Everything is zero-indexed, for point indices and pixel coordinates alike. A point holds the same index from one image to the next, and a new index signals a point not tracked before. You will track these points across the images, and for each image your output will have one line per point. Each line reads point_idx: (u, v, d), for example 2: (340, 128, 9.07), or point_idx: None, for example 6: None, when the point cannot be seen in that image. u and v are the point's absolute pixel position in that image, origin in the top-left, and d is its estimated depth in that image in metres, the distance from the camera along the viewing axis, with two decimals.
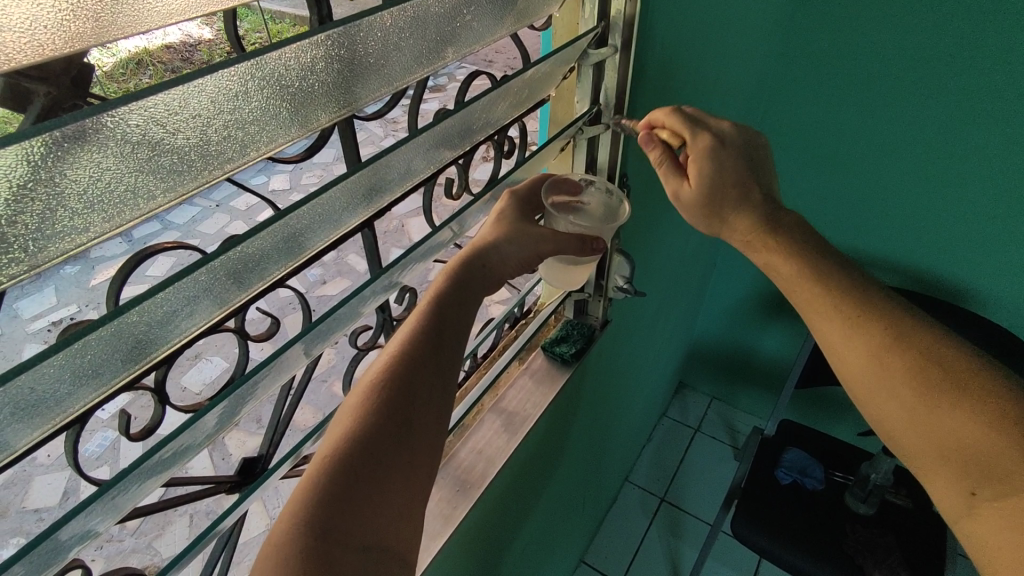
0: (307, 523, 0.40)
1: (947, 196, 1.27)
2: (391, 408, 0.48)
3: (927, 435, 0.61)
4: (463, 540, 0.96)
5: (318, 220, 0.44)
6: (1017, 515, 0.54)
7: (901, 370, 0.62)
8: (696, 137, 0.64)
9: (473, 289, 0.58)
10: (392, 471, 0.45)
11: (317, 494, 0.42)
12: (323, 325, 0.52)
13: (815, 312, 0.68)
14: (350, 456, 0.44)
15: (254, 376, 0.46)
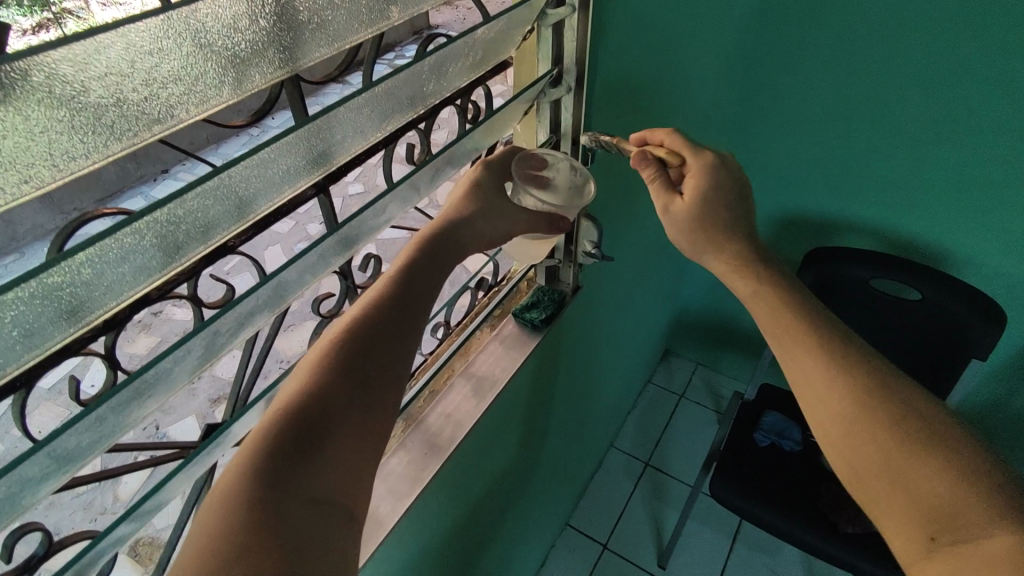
0: (252, 475, 0.42)
1: (924, 157, 1.26)
2: (346, 372, 0.48)
3: (862, 428, 0.64)
4: (442, 504, 0.98)
5: (264, 184, 0.44)
6: (963, 561, 0.54)
7: (869, 412, 0.63)
8: (670, 200, 0.72)
9: (444, 257, 0.59)
10: (343, 432, 0.46)
11: (264, 451, 0.43)
12: (280, 285, 0.52)
13: (765, 315, 0.72)
14: (301, 412, 0.45)
15: (204, 337, 0.47)
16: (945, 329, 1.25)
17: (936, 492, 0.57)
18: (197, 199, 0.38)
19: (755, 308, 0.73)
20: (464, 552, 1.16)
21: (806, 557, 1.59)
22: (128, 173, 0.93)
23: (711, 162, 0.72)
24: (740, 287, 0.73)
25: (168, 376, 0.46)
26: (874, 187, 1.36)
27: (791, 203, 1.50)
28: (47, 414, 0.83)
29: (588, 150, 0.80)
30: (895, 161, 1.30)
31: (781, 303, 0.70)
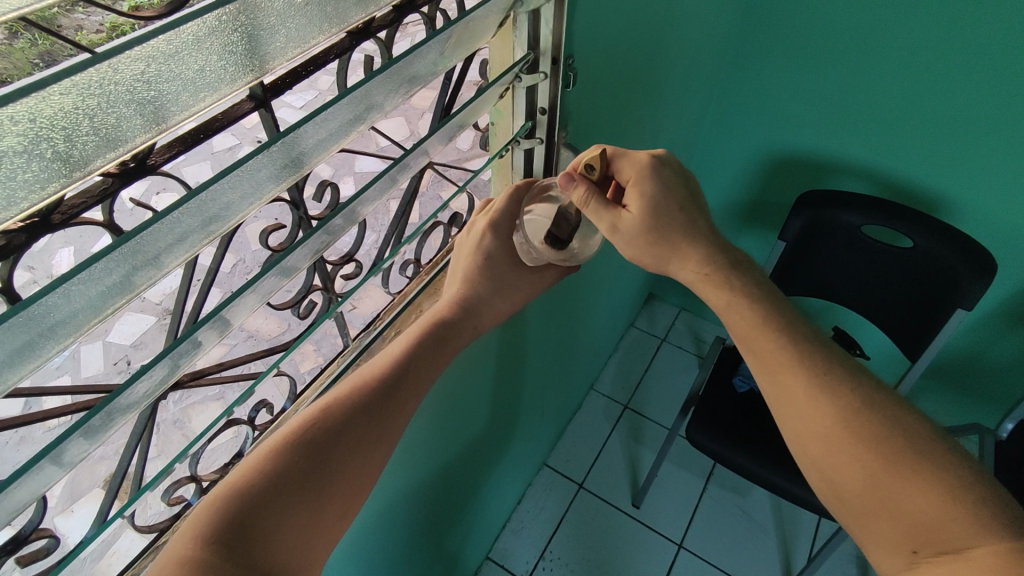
0: (200, 537, 0.50)
1: (930, 99, 1.18)
2: (305, 459, 0.56)
3: (814, 425, 0.63)
4: (411, 446, 0.96)
5: (178, 86, 0.36)
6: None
7: (836, 424, 0.62)
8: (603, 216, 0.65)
9: (410, 356, 0.67)
10: (289, 509, 0.54)
11: (217, 516, 0.51)
12: (218, 209, 0.46)
13: (734, 319, 0.68)
14: (259, 485, 0.53)
15: (120, 265, 0.41)
16: (937, 279, 1.21)
17: (916, 506, 0.58)
18: (75, 97, 0.31)
19: (699, 290, 0.69)
20: (438, 492, 1.16)
21: (775, 499, 1.62)
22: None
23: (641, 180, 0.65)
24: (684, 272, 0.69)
25: (82, 306, 0.40)
26: (874, 130, 1.28)
27: (786, 145, 1.43)
28: None
29: (570, 70, 0.70)
30: (896, 104, 1.22)
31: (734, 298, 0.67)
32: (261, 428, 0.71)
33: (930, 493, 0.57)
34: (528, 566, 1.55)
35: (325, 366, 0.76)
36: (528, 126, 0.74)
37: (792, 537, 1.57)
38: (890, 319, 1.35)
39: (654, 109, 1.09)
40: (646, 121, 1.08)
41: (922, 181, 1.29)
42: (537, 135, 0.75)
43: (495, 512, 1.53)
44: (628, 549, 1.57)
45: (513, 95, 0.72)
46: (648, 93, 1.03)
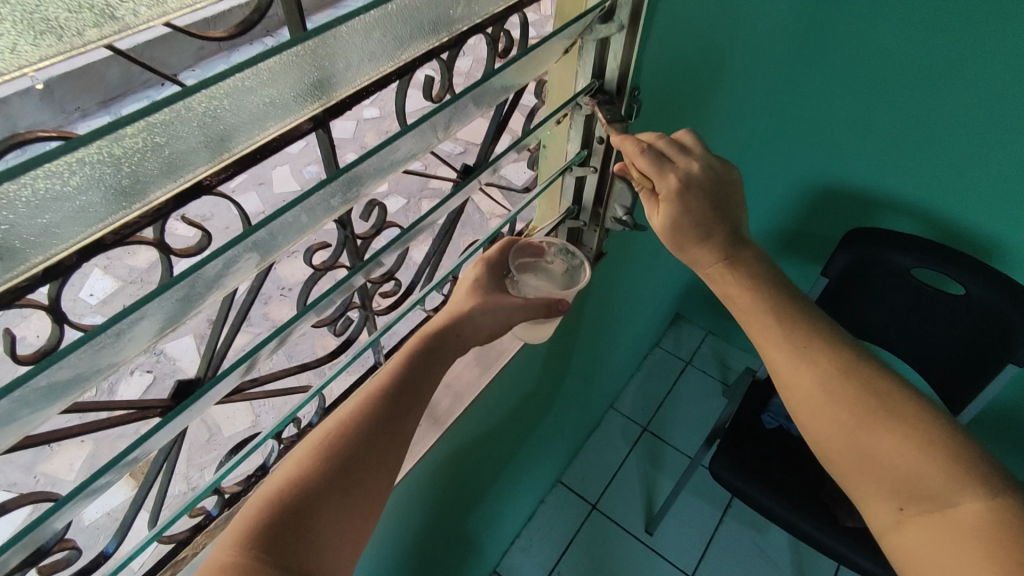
0: (235, 547, 0.46)
1: (995, 146, 1.12)
2: (337, 456, 0.52)
3: (860, 454, 0.61)
4: (433, 468, 0.94)
5: (246, 116, 0.35)
6: (936, 528, 0.55)
7: (830, 380, 0.62)
8: (663, 176, 0.62)
9: (441, 351, 0.62)
10: (326, 508, 0.50)
11: (252, 525, 0.48)
12: (267, 235, 0.45)
13: (749, 322, 0.67)
14: (292, 500, 0.49)
15: (172, 296, 0.41)
16: (986, 328, 1.15)
17: (904, 462, 0.58)
18: (140, 138, 0.30)
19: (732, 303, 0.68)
20: (454, 508, 1.14)
21: (794, 540, 1.58)
22: (131, 76, 0.82)
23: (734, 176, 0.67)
24: (728, 283, 0.67)
25: (133, 336, 0.40)
26: (931, 171, 1.23)
27: (835, 178, 1.38)
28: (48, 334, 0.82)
29: (633, 102, 0.69)
30: (959, 149, 1.17)
31: (777, 309, 0.65)
32: (287, 443, 0.70)
33: (930, 459, 0.57)
34: None
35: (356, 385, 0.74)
36: (583, 155, 0.71)
37: None
38: (932, 366, 1.29)
39: (706, 136, 1.05)
40: (696, 149, 1.04)
41: (979, 228, 1.24)
42: (591, 164, 0.73)
43: (506, 527, 1.51)
44: None
45: (571, 122, 0.70)
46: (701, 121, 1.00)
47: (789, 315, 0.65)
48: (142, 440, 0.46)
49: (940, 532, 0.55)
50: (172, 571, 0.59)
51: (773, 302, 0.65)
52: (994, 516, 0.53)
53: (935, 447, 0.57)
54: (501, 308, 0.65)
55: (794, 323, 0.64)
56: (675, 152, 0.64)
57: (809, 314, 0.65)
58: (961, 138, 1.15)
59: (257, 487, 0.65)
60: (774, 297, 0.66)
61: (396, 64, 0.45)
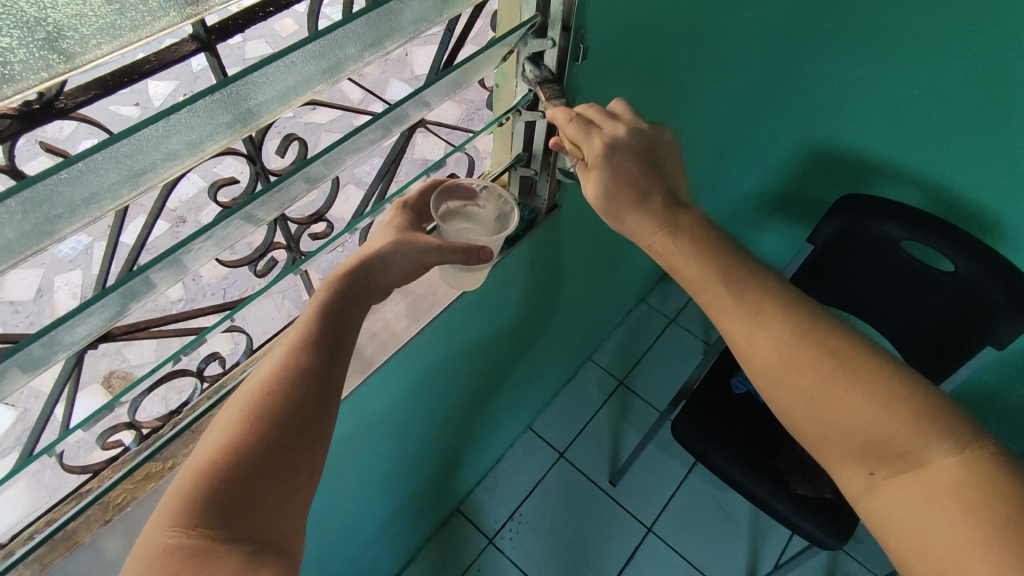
0: (173, 528, 0.46)
1: (998, 113, 1.04)
2: (268, 425, 0.52)
3: (824, 420, 0.58)
4: (377, 413, 0.93)
5: (74, 8, 0.32)
6: (917, 495, 0.53)
7: (795, 350, 0.58)
8: (589, 140, 0.61)
9: (355, 295, 0.61)
10: (267, 475, 0.51)
11: (191, 505, 0.47)
12: (133, 153, 0.40)
13: (702, 294, 0.61)
14: (227, 469, 0.49)
15: (14, 211, 0.37)
16: (970, 303, 1.11)
17: (877, 427, 0.55)
18: None
19: (672, 261, 0.62)
20: (408, 450, 1.15)
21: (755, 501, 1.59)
22: None
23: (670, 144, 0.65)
24: (678, 255, 0.62)
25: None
26: (930, 137, 1.15)
27: (832, 137, 1.30)
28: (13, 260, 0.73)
29: (580, 42, 0.63)
30: (962, 115, 1.08)
31: (724, 268, 0.60)
32: (210, 382, 0.69)
33: (902, 419, 0.54)
34: (495, 526, 1.56)
35: None
36: (531, 97, 0.67)
37: (764, 543, 1.54)
38: (909, 342, 1.25)
39: (685, 84, 0.97)
40: (675, 97, 0.97)
41: (975, 200, 1.16)
42: (538, 108, 0.68)
43: (471, 469, 1.53)
44: (597, 525, 1.57)
45: (516, 61, 0.64)
46: (681, 66, 0.92)
47: (741, 278, 0.60)
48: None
49: (920, 499, 0.53)
50: (76, 502, 0.59)
51: (722, 263, 0.60)
52: (970, 475, 0.51)
53: (906, 404, 0.55)
54: (411, 246, 0.61)
55: (744, 282, 0.60)
56: (602, 118, 0.64)
57: (752, 269, 0.61)
58: (964, 101, 1.07)
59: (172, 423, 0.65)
60: (724, 255, 0.61)
61: None
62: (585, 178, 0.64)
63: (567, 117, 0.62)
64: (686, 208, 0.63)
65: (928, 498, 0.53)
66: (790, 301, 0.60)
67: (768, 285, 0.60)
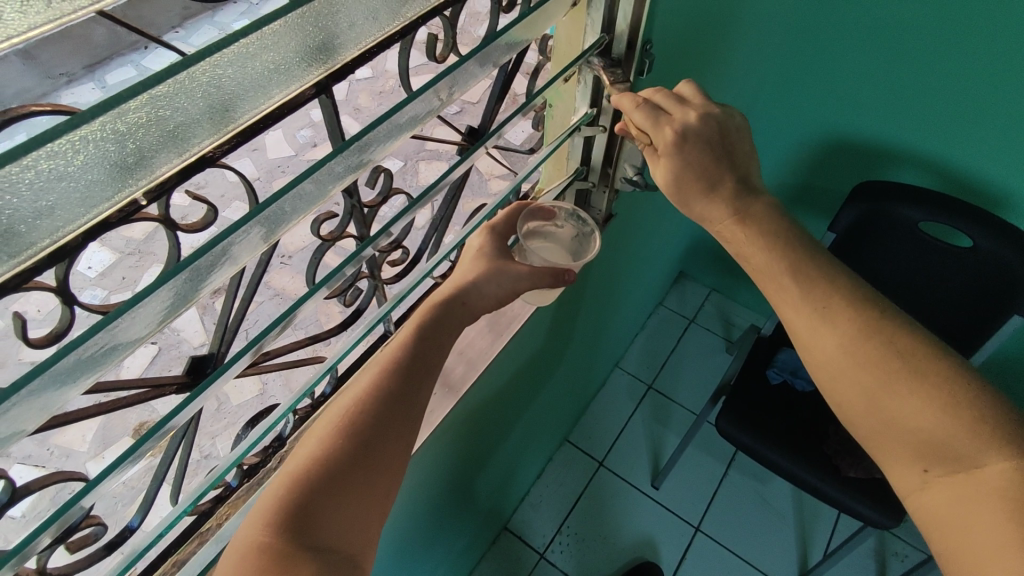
0: (267, 530, 0.46)
1: (1007, 95, 1.09)
2: (356, 436, 0.51)
3: (882, 416, 0.58)
4: (446, 434, 0.94)
5: (247, 76, 0.33)
6: (964, 494, 0.53)
7: (859, 344, 0.58)
8: (658, 129, 0.62)
9: (448, 321, 0.61)
10: (350, 486, 0.50)
11: (281, 510, 0.47)
12: (276, 212, 0.45)
13: (769, 279, 0.62)
14: (321, 477, 0.49)
15: (178, 285, 0.41)
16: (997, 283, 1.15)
17: (932, 427, 0.55)
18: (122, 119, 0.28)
19: (740, 247, 0.64)
20: (468, 469, 1.16)
21: (796, 490, 1.62)
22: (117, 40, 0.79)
23: (739, 126, 0.65)
24: (743, 244, 0.63)
25: (162, 306, 0.41)
26: (940, 122, 1.20)
27: (842, 130, 1.35)
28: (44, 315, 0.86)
29: (645, 57, 0.67)
30: (976, 99, 1.13)
31: (790, 259, 0.61)
32: (302, 414, 0.70)
33: (962, 419, 0.54)
34: (545, 540, 1.56)
35: (368, 355, 0.74)
36: (592, 114, 0.70)
37: (813, 530, 1.56)
38: (937, 318, 1.30)
39: (711, 90, 1.02)
40: (705, 104, 1.01)
41: (990, 177, 1.21)
42: (599, 124, 0.71)
43: (517, 485, 1.54)
44: (645, 528, 1.58)
45: (579, 80, 0.68)
46: (712, 74, 0.96)
47: (818, 266, 0.61)
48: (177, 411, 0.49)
49: (970, 499, 0.53)
50: (198, 543, 0.60)
51: (795, 254, 0.61)
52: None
53: (967, 407, 0.54)
54: (505, 276, 0.64)
55: (810, 276, 0.61)
56: (671, 106, 0.64)
57: (823, 266, 0.61)
58: (973, 86, 1.12)
59: (276, 457, 0.66)
60: (794, 249, 0.62)
61: (400, 26, 0.44)
62: (655, 166, 0.65)
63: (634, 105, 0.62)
64: (752, 198, 0.64)
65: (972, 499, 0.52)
66: (864, 293, 0.60)
67: (841, 276, 0.61)
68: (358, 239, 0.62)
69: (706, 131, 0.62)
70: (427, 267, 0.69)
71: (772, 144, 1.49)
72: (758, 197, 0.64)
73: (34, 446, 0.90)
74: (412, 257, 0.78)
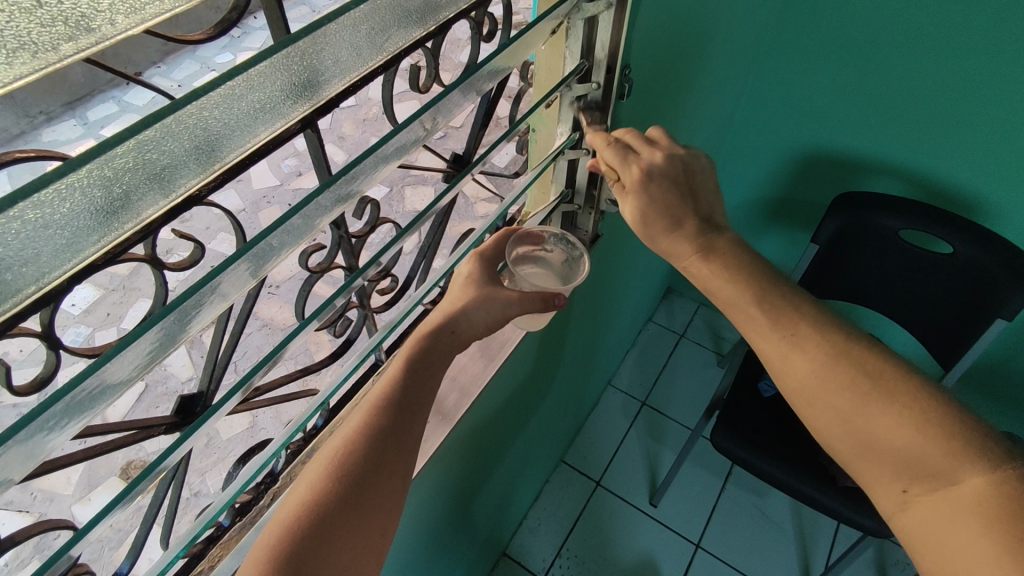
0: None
1: (976, 104, 1.13)
2: (350, 478, 0.50)
3: (857, 438, 0.56)
4: (442, 461, 0.93)
5: (234, 120, 0.33)
6: (947, 514, 0.51)
7: (828, 367, 0.57)
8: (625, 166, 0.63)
9: (438, 352, 0.61)
10: (345, 530, 0.49)
11: (275, 559, 0.45)
12: (265, 248, 0.45)
13: (736, 312, 0.62)
14: (313, 521, 0.47)
15: (166, 326, 0.40)
16: (976, 285, 1.17)
17: (907, 446, 0.53)
18: (110, 167, 0.28)
19: (705, 283, 0.63)
20: (463, 497, 1.14)
21: (794, 503, 1.61)
22: (98, 77, 0.81)
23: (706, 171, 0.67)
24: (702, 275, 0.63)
25: (145, 351, 0.40)
26: (913, 132, 1.24)
27: (819, 143, 1.38)
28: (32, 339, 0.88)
29: (625, 81, 0.68)
30: (945, 109, 1.17)
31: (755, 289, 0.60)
32: (294, 448, 0.69)
33: (936, 438, 0.52)
34: (545, 564, 1.54)
35: (359, 385, 0.74)
36: (575, 138, 0.71)
37: (813, 542, 1.55)
38: (923, 323, 1.31)
39: (691, 108, 1.04)
40: (685, 123, 1.03)
41: (965, 184, 1.24)
42: (583, 146, 0.72)
43: (513, 511, 1.52)
44: (646, 547, 1.56)
45: (561, 104, 0.69)
46: (691, 96, 0.98)
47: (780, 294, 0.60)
48: (171, 449, 0.48)
49: (953, 519, 0.51)
50: None
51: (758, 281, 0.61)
52: (1005, 495, 0.49)
53: (939, 422, 0.53)
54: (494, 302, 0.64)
55: (770, 305, 0.60)
56: (640, 145, 0.66)
57: (784, 292, 0.61)
58: (942, 97, 1.16)
59: (269, 495, 0.65)
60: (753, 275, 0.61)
61: (386, 60, 0.44)
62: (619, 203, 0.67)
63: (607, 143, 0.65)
64: (716, 235, 0.64)
65: (955, 518, 0.50)
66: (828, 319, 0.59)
67: (801, 302, 0.60)
68: (346, 270, 0.62)
69: (670, 170, 0.64)
70: (417, 295, 0.69)
71: (750, 160, 1.52)
72: (723, 233, 0.65)
73: (21, 490, 0.88)
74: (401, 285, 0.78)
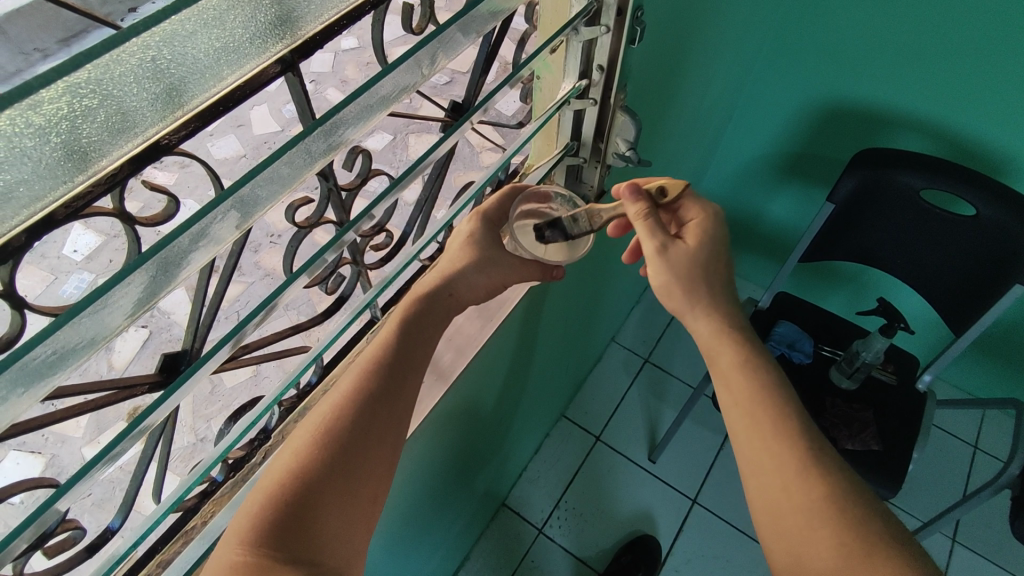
0: (242, 544, 0.44)
1: (1011, 56, 1.06)
2: (339, 445, 0.49)
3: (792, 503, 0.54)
4: (441, 418, 0.93)
5: (190, 61, 0.29)
6: None
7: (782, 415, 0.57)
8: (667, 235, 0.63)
9: (434, 313, 0.59)
10: (333, 500, 0.48)
11: (260, 526, 0.45)
12: (245, 198, 0.41)
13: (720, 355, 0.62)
14: (298, 487, 0.47)
15: (149, 274, 0.38)
16: (995, 249, 1.12)
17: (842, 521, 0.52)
18: (39, 114, 0.25)
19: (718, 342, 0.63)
20: (463, 451, 1.15)
21: None
22: None
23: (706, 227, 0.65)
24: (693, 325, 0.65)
25: (119, 309, 0.38)
26: (943, 86, 1.17)
27: (842, 96, 1.31)
28: (34, 281, 0.86)
29: (637, 24, 0.63)
30: (977, 61, 1.10)
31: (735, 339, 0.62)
32: (287, 404, 0.68)
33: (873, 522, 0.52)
34: (543, 515, 1.57)
35: (354, 342, 0.72)
36: (581, 87, 0.66)
37: None
38: (937, 287, 1.27)
39: (710, 54, 0.97)
40: (701, 70, 0.97)
41: (993, 141, 1.18)
42: (590, 96, 0.68)
43: (513, 463, 1.54)
44: (642, 502, 1.59)
45: (567, 49, 0.64)
46: (710, 39, 0.92)
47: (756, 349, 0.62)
48: (156, 406, 0.46)
49: None
50: (183, 542, 0.59)
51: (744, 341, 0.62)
52: None
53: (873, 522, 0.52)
54: (494, 265, 0.64)
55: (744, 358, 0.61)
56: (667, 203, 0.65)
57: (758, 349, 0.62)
58: (975, 48, 1.08)
59: (262, 452, 0.65)
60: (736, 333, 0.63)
61: None
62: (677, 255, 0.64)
63: (642, 217, 0.62)
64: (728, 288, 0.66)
65: None
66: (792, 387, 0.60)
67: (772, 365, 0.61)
68: (337, 225, 0.59)
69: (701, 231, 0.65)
70: (412, 252, 0.66)
71: (765, 114, 1.45)
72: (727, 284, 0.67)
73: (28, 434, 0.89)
74: (398, 240, 0.75)
